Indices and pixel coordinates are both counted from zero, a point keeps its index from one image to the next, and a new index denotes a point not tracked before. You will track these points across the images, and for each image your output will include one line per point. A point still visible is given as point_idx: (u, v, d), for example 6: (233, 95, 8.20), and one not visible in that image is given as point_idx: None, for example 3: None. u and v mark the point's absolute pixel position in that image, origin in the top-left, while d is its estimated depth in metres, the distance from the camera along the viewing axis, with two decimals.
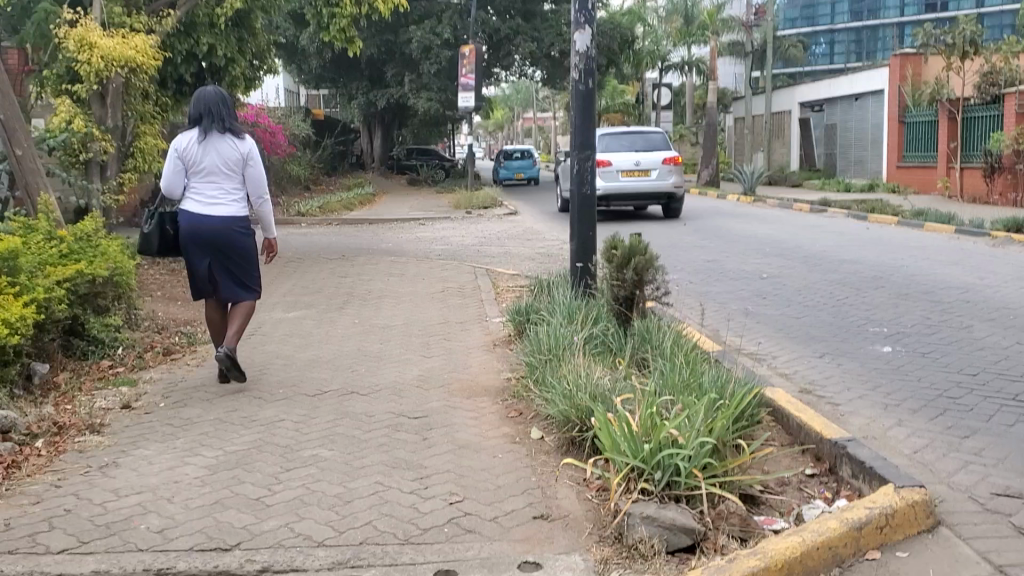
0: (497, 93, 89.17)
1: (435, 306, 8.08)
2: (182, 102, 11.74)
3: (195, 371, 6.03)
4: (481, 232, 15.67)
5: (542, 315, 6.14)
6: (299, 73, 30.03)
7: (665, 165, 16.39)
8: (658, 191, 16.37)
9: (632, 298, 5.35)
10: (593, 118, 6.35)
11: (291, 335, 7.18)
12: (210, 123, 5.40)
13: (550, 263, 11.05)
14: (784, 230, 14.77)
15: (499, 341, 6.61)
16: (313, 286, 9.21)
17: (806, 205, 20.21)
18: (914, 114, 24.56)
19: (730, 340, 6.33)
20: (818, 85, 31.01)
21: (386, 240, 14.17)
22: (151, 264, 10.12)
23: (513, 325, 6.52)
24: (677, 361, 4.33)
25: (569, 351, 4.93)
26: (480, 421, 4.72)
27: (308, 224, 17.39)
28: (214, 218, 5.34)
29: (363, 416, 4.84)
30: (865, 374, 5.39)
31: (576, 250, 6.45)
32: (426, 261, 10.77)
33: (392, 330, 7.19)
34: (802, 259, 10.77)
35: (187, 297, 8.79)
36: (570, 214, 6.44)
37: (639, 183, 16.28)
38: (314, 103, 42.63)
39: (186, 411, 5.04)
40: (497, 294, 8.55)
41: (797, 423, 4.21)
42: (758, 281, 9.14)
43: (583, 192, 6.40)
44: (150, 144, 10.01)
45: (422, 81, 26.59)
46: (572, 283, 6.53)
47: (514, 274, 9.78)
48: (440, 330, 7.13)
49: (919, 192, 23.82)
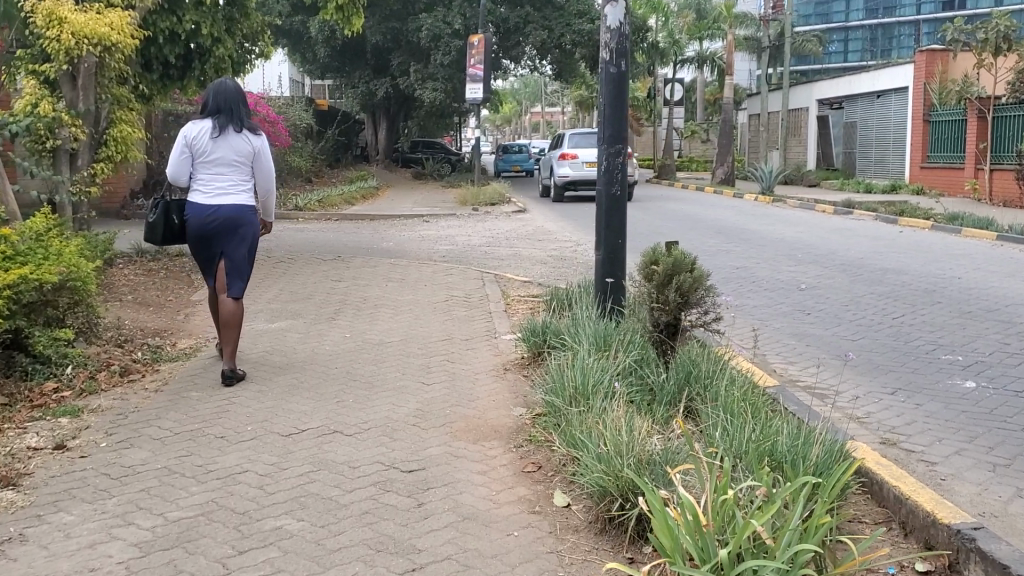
0: (506, 87, 88.18)
1: (438, 319, 7.15)
2: (167, 87, 10.84)
3: (151, 398, 5.11)
4: (488, 231, 14.75)
5: (565, 339, 5.24)
6: (303, 62, 29.16)
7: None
8: None
9: (676, 323, 4.44)
10: (625, 109, 5.48)
11: (275, 350, 6.28)
12: (227, 117, 5.31)
13: (565, 270, 10.10)
14: (812, 234, 13.82)
15: (511, 365, 5.69)
16: (303, 291, 8.31)
17: (830, 207, 19.25)
18: (939, 113, 23.56)
19: (783, 372, 5.40)
20: (838, 82, 29.96)
21: (386, 238, 13.18)
22: (126, 265, 9.19)
23: (530, 347, 5.61)
24: (741, 418, 3.44)
25: (603, 395, 4.02)
26: (490, 478, 3.81)
27: (305, 219, 16.48)
28: (224, 207, 5.22)
29: (346, 468, 3.93)
30: (955, 420, 4.47)
31: (602, 268, 5.54)
32: (428, 263, 9.84)
33: (387, 348, 6.26)
34: (841, 268, 9.82)
35: (161, 303, 7.89)
36: (597, 220, 5.52)
37: None
38: (318, 93, 41.72)
39: (130, 457, 4.12)
40: (508, 305, 7.64)
41: (896, 495, 3.29)
42: (798, 294, 8.20)
43: (613, 193, 5.48)
44: (126, 132, 9.01)
45: (429, 72, 25.67)
46: (597, 300, 5.61)
47: (527, 282, 8.83)
48: (445, 349, 6.21)
49: (944, 194, 22.81)
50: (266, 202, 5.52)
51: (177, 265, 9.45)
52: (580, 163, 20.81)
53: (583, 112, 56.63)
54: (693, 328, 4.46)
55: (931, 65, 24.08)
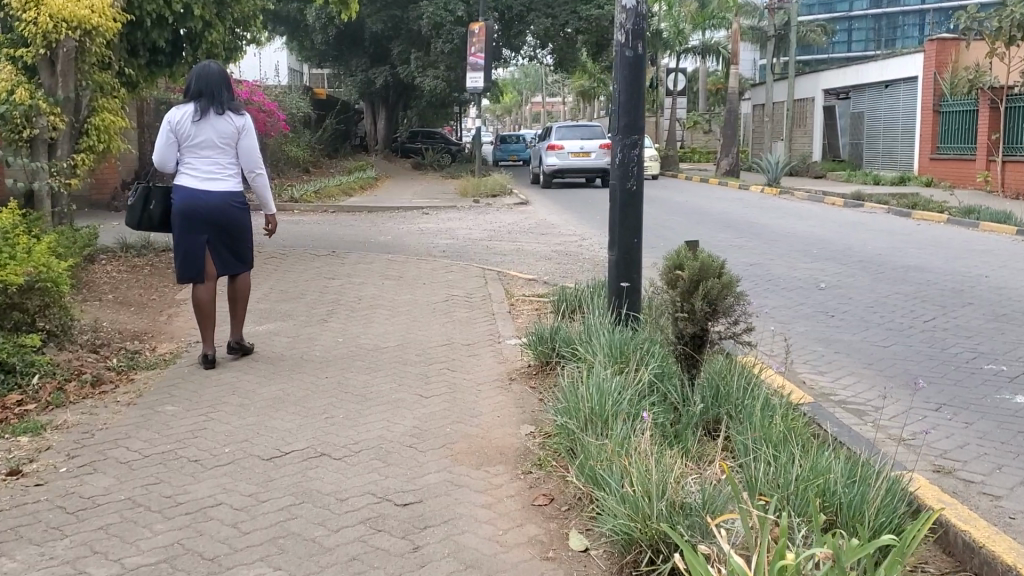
0: (507, 76, 87.49)
1: (437, 322, 6.68)
2: (155, 74, 10.34)
3: (122, 413, 4.65)
4: (490, 224, 14.28)
5: (578, 348, 4.81)
6: (301, 50, 28.63)
7: (603, 149, 21.43)
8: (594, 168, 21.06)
9: (703, 334, 3.93)
10: (642, 95, 5.02)
11: (261, 355, 5.83)
12: (209, 100, 5.18)
13: (570, 267, 9.64)
14: (825, 228, 13.35)
15: (517, 375, 5.23)
16: (294, 290, 7.85)
17: (839, 199, 18.77)
18: (949, 103, 23.08)
19: (813, 385, 4.95)
20: (845, 72, 29.43)
21: (383, 232, 12.71)
22: (109, 261, 8.73)
23: (537, 355, 5.16)
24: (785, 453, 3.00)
25: (622, 419, 3.59)
26: (495, 512, 3.36)
27: (301, 212, 16.01)
28: (212, 194, 5.13)
29: (331, 501, 3.47)
30: (1013, 442, 4.02)
31: (617, 272, 5.08)
32: (427, 259, 9.38)
33: (382, 354, 5.82)
34: (860, 265, 9.37)
35: (144, 302, 7.43)
36: (610, 217, 5.07)
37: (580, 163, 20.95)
38: (316, 82, 41.10)
39: (91, 485, 3.68)
40: (511, 305, 7.20)
41: (967, 542, 2.84)
42: (819, 295, 7.74)
43: (628, 187, 5.02)
44: (109, 121, 8.52)
45: (430, 59, 25.17)
46: (609, 305, 5.17)
47: (531, 281, 8.36)
48: (445, 356, 5.75)
49: (954, 186, 22.34)
50: (262, 186, 5.34)
51: (163, 261, 8.98)
52: (566, 152, 21.75)
53: (583, 100, 56.01)
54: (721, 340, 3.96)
55: (942, 54, 23.50)
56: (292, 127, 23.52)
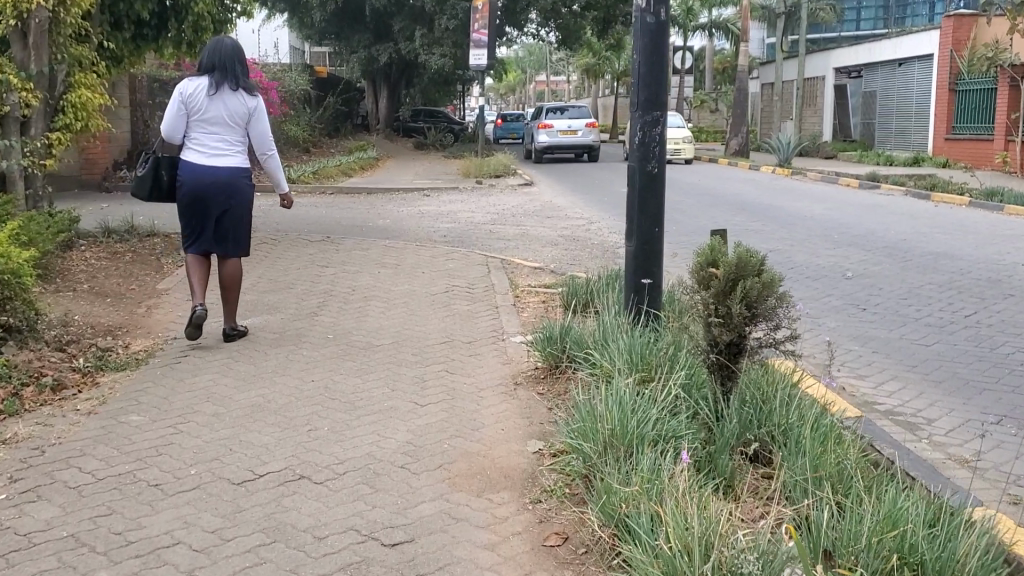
0: (511, 55, 86.68)
1: (435, 316, 6.16)
2: (140, 47, 9.73)
3: (80, 424, 4.15)
4: (493, 206, 13.74)
5: (593, 352, 4.30)
6: (301, 26, 27.97)
7: (588, 127, 23.30)
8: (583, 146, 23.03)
9: (739, 343, 3.40)
10: (665, 67, 4.47)
11: (242, 354, 5.31)
12: (223, 75, 5.26)
13: (579, 253, 9.12)
14: (843, 211, 12.79)
15: (523, 380, 4.70)
16: (284, 278, 7.35)
17: (853, 180, 18.21)
18: (967, 82, 22.44)
19: (855, 392, 4.43)
20: (857, 49, 28.69)
21: (383, 215, 12.19)
22: (89, 246, 8.22)
23: (545, 357, 4.65)
24: (852, 504, 2.50)
25: (648, 449, 3.08)
26: (498, 556, 2.84)
27: (299, 193, 15.50)
28: (220, 169, 5.20)
29: (307, 540, 2.97)
30: None
31: (634, 265, 4.57)
32: (427, 245, 8.87)
33: (376, 353, 5.32)
34: (885, 251, 8.85)
35: (122, 293, 6.92)
36: (628, 203, 4.55)
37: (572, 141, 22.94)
38: (318, 61, 40.41)
39: (31, 517, 3.18)
40: (516, 297, 6.70)
41: None
42: (845, 285, 7.23)
43: (648, 170, 4.51)
44: (87, 98, 7.93)
45: (434, 37, 24.52)
46: (624, 300, 4.66)
47: (538, 270, 7.84)
48: (443, 357, 5.22)
49: (970, 167, 21.76)
50: (270, 166, 5.45)
51: (147, 246, 8.46)
52: (554, 131, 23.34)
53: (588, 78, 55.17)
54: (761, 348, 3.45)
55: (959, 31, 22.77)
56: (291, 105, 22.92)
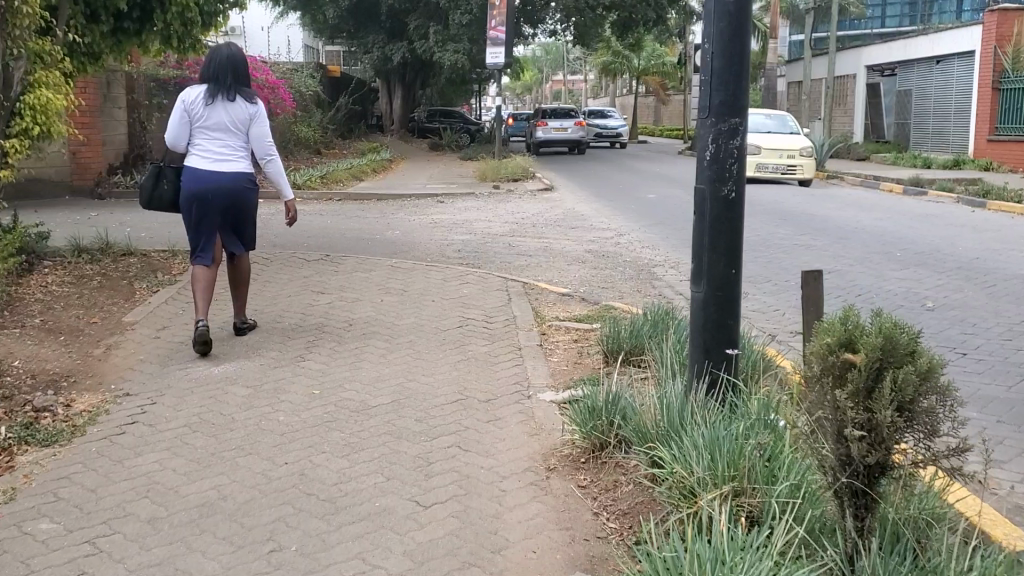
0: (528, 54, 85.92)
1: (445, 362, 5.09)
2: (121, 44, 8.67)
3: None
4: (514, 214, 12.71)
5: (658, 442, 3.24)
6: (313, 23, 26.99)
7: (576, 126, 25.76)
8: (569, 140, 25.51)
9: (884, 465, 2.34)
10: (746, 59, 3.40)
11: (204, 420, 4.24)
12: (220, 83, 5.19)
13: (611, 274, 8.07)
14: (895, 221, 11.69)
15: (557, 464, 3.63)
16: (273, 309, 6.32)
17: (897, 185, 17.03)
18: (1012, 80, 21.23)
19: (1003, 492, 3.32)
20: (891, 46, 27.44)
21: (393, 226, 11.16)
22: (52, 269, 7.20)
23: (587, 436, 3.61)
24: None
25: None
26: None
27: (305, 200, 14.51)
28: (221, 174, 5.06)
29: None
30: None
31: (705, 321, 3.51)
32: (439, 265, 7.83)
33: (372, 414, 4.27)
34: (962, 273, 7.73)
35: (79, 330, 5.89)
36: (699, 243, 3.50)
37: (558, 135, 25.52)
38: (333, 60, 39.40)
39: None
40: (544, 334, 5.64)
41: None
42: (932, 319, 6.11)
43: (725, 197, 3.45)
44: (47, 101, 6.95)
45: (449, 33, 23.40)
46: (691, 370, 3.62)
47: (567, 297, 6.77)
48: (454, 425, 4.14)
49: (1016, 171, 20.54)
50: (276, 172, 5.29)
51: (122, 266, 7.45)
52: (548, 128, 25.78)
53: (605, 77, 53.71)
54: (916, 465, 2.37)
55: (1003, 27, 21.51)
56: (301, 107, 21.85)
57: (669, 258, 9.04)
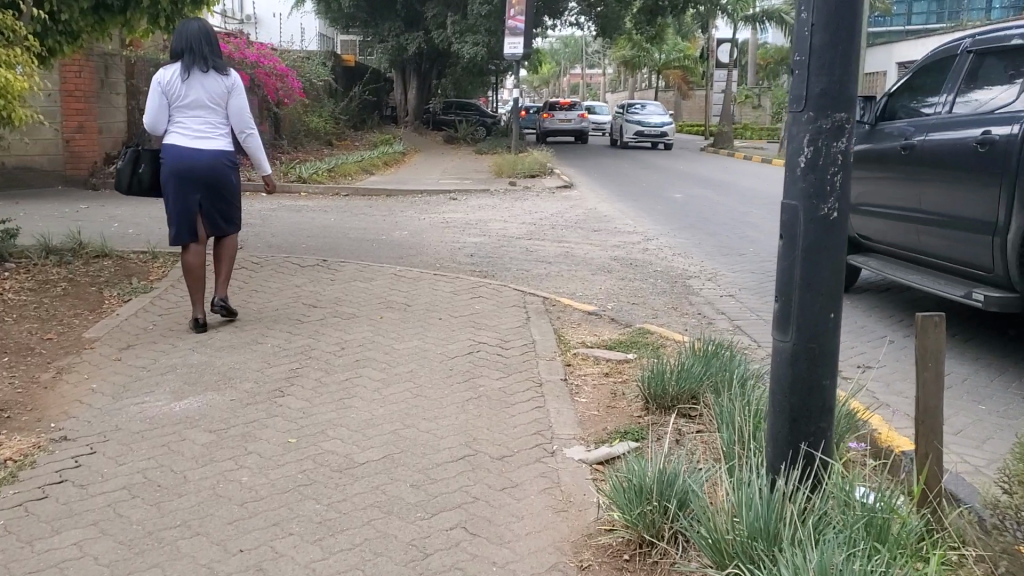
0: (548, 46, 84.95)
1: (452, 401, 4.24)
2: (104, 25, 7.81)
3: None
4: (531, 214, 11.86)
5: (739, 555, 2.41)
6: (327, 10, 26.16)
7: (581, 117, 25.34)
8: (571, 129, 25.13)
9: None
10: (855, 32, 2.51)
11: (150, 478, 3.41)
12: (193, 57, 4.62)
13: (640, 286, 7.21)
14: None
15: (592, 562, 2.78)
16: (254, 325, 5.47)
17: None
18: None
19: None
20: (924, 42, 26.36)
21: (402, 225, 10.32)
22: (13, 272, 6.38)
23: (632, 525, 2.77)
24: None
25: None
26: None
27: (310, 194, 13.73)
28: (202, 154, 4.56)
29: None
30: None
31: (793, 381, 2.64)
32: (448, 274, 6.96)
33: (358, 476, 3.41)
34: None
35: (28, 349, 5.06)
36: (782, 274, 2.65)
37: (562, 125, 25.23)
38: (349, 50, 38.57)
39: None
40: (569, 366, 4.76)
41: None
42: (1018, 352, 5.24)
43: (823, 217, 2.58)
44: (10, 81, 6.01)
45: (467, 23, 22.52)
46: (769, 450, 2.76)
47: (593, 316, 5.91)
48: (460, 494, 3.28)
49: None
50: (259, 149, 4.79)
51: (93, 271, 6.61)
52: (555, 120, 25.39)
53: (627, 70, 52.55)
54: None
55: None
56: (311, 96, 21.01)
57: (704, 268, 8.16)
